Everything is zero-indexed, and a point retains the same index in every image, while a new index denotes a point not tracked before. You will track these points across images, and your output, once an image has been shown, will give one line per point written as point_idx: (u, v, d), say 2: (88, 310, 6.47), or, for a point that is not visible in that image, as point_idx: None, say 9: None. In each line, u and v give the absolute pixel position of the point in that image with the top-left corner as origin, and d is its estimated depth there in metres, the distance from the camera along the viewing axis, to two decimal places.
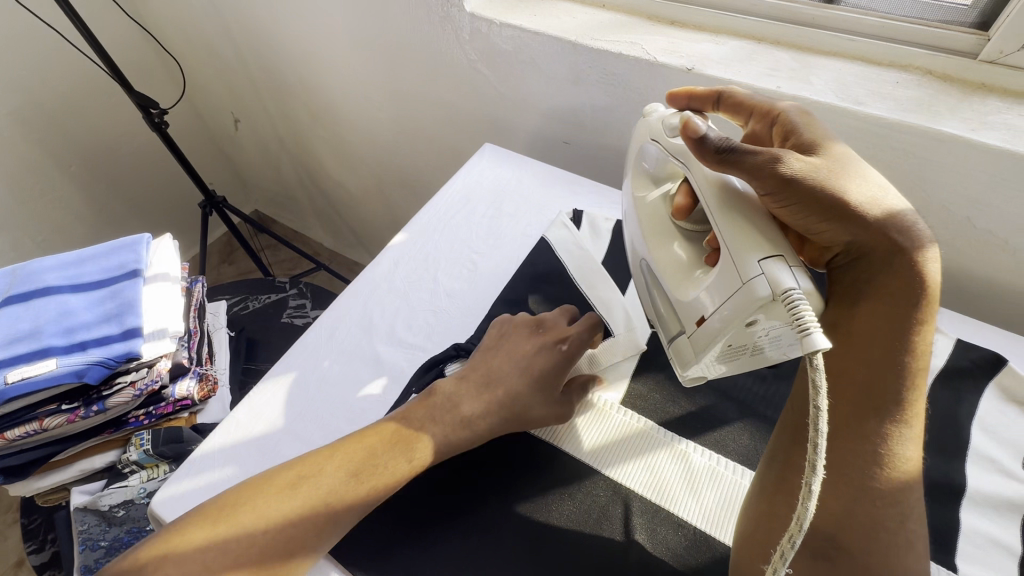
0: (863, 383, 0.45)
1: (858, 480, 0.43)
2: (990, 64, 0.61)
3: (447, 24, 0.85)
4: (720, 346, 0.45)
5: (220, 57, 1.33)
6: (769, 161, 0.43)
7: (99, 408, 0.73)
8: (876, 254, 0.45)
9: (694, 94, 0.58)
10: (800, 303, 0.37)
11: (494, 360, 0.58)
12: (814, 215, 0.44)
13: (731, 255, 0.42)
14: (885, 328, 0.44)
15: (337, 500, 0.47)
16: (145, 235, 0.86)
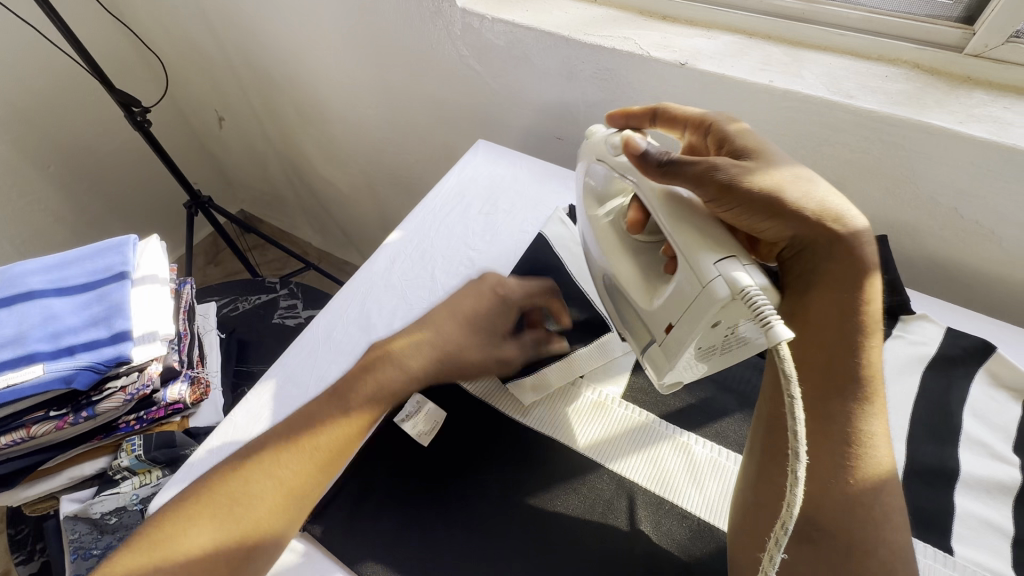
0: (824, 365, 0.47)
1: (836, 457, 0.45)
2: (976, 57, 0.62)
3: (437, 19, 0.85)
4: (691, 353, 0.45)
5: (202, 54, 1.30)
6: (707, 170, 0.46)
7: (88, 414, 0.71)
8: (818, 243, 0.47)
9: (631, 113, 0.61)
10: (756, 299, 0.37)
11: (439, 314, 0.60)
12: (756, 215, 0.46)
13: (687, 261, 0.43)
14: (837, 311, 0.47)
15: (287, 464, 0.50)
16: (132, 236, 0.84)
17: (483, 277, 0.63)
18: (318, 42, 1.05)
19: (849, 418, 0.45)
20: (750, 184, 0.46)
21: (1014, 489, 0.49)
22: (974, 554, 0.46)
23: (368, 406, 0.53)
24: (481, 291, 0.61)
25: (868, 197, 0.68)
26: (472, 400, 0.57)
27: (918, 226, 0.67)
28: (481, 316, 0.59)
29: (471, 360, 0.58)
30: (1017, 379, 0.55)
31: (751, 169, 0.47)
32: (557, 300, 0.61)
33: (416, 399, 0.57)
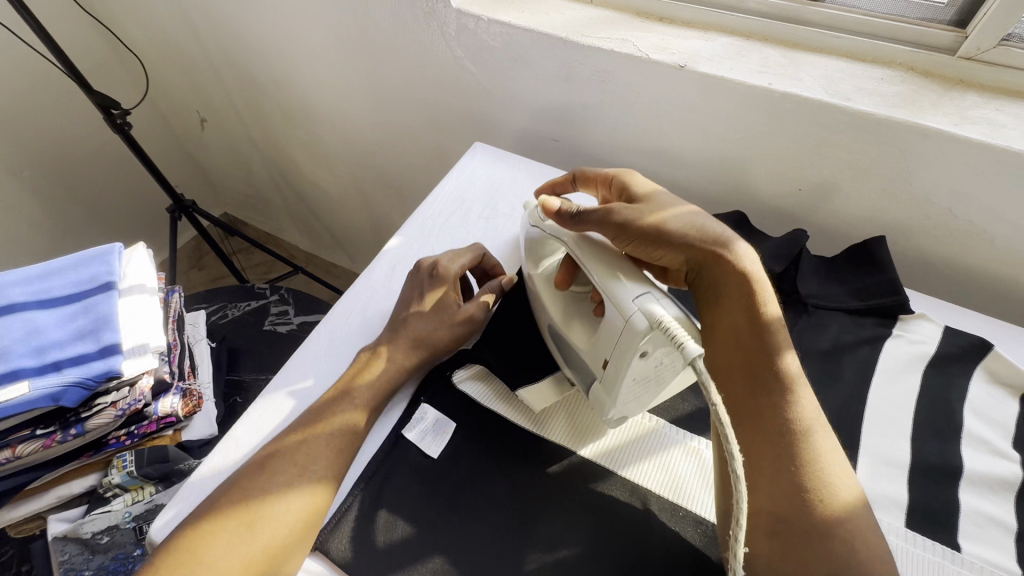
0: (741, 366, 0.49)
1: (774, 451, 0.45)
2: (968, 60, 0.63)
3: (431, 20, 0.83)
4: (627, 386, 0.48)
5: (184, 53, 1.26)
6: (603, 215, 0.55)
7: (78, 431, 0.69)
8: (710, 254, 0.52)
9: (555, 182, 0.68)
10: (670, 325, 0.42)
11: (397, 313, 0.59)
12: (657, 248, 0.53)
13: (611, 302, 0.47)
14: (744, 313, 0.50)
15: (309, 455, 0.49)
16: (117, 244, 0.81)
17: (418, 266, 0.63)
18: (305, 42, 1.03)
19: (777, 410, 0.46)
20: (642, 222, 0.53)
21: (1015, 484, 0.50)
22: (980, 550, 0.47)
23: (371, 393, 0.53)
24: (425, 276, 0.61)
25: (864, 198, 0.69)
26: (483, 409, 0.56)
27: (913, 226, 0.68)
28: (436, 296, 0.59)
29: (441, 337, 0.58)
30: (1013, 376, 0.56)
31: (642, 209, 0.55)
32: (486, 252, 0.64)
33: (425, 410, 0.56)
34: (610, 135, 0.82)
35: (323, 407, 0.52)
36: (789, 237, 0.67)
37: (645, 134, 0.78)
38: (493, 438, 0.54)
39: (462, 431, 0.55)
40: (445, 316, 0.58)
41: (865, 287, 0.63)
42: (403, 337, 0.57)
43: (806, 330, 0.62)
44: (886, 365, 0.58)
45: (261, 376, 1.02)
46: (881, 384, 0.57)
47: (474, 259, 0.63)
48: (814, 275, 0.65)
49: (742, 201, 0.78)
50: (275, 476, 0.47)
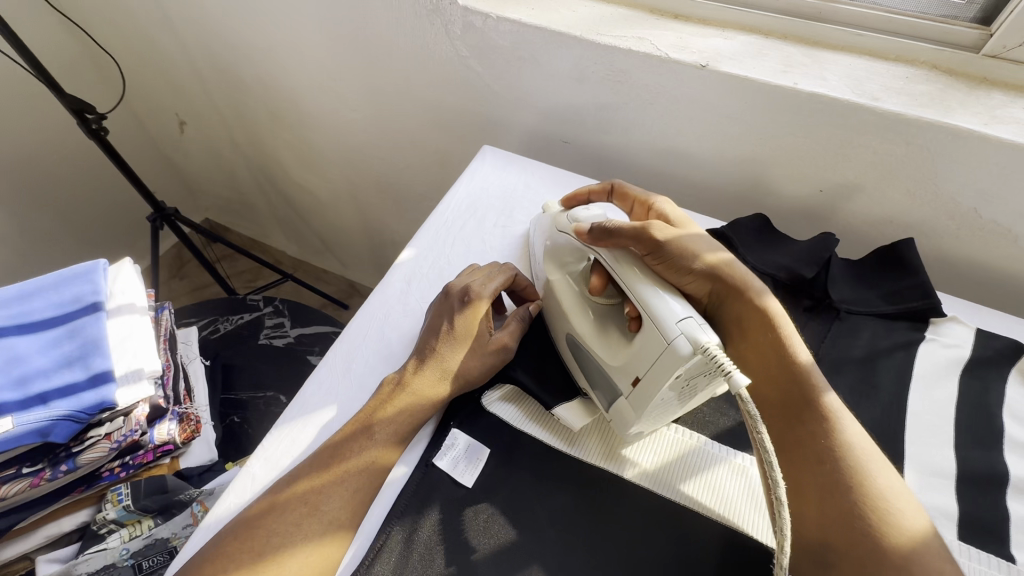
0: (772, 399, 0.48)
1: (816, 477, 0.43)
2: (993, 58, 0.62)
3: (435, 18, 0.80)
4: (656, 406, 0.46)
5: (162, 53, 1.19)
6: (641, 229, 0.52)
7: (69, 468, 0.63)
8: (728, 289, 0.52)
9: (591, 190, 0.66)
10: (717, 353, 0.41)
11: (427, 338, 0.54)
12: (685, 271, 0.52)
13: (653, 320, 0.45)
14: (769, 346, 0.50)
15: (323, 498, 0.45)
16: (102, 260, 0.76)
17: (447, 289, 0.57)
18: (296, 41, 0.97)
19: (815, 436, 0.45)
20: (674, 243, 0.52)
21: None
22: None
23: (393, 428, 0.49)
24: (456, 302, 0.55)
25: (887, 198, 0.68)
26: (517, 431, 0.53)
27: (936, 227, 0.68)
28: (469, 325, 0.54)
29: (474, 370, 0.54)
30: None
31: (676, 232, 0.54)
32: (518, 274, 0.60)
33: (456, 436, 0.53)
34: (624, 137, 0.79)
35: (341, 443, 0.49)
36: (817, 241, 0.65)
37: (662, 136, 0.76)
38: (529, 462, 0.52)
39: (495, 457, 0.52)
40: (479, 347, 0.54)
41: (896, 290, 0.62)
42: (433, 369, 0.52)
43: (839, 335, 0.60)
44: (922, 370, 0.57)
45: (258, 395, 0.97)
46: (920, 390, 0.56)
47: (506, 282, 0.58)
48: (843, 280, 0.64)
49: (761, 202, 0.77)
50: (287, 520, 0.44)
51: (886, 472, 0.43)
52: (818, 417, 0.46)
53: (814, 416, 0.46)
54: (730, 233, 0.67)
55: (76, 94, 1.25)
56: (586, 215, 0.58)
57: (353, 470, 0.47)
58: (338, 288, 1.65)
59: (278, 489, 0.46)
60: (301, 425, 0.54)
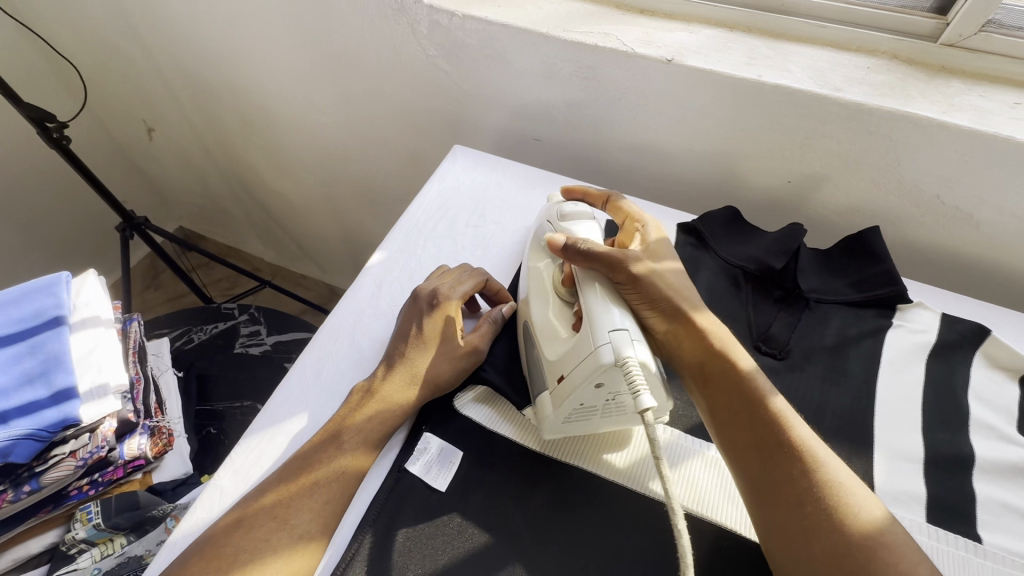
0: (743, 440, 0.46)
1: (799, 521, 0.42)
2: (950, 47, 0.64)
3: (401, 17, 0.79)
4: (575, 407, 0.48)
5: (125, 59, 1.16)
6: (621, 258, 0.52)
7: (32, 488, 0.61)
8: (685, 332, 0.52)
9: (588, 193, 0.66)
10: (635, 370, 0.43)
11: (397, 343, 0.55)
12: (649, 305, 0.52)
13: (595, 321, 0.48)
14: (732, 386, 0.48)
15: (291, 512, 0.44)
16: (64, 273, 0.73)
17: (416, 293, 0.58)
18: (262, 44, 0.95)
19: (792, 475, 0.43)
20: (651, 275, 0.52)
21: None
22: (1000, 540, 0.47)
23: (363, 437, 0.49)
24: (425, 306, 0.56)
25: (853, 187, 0.69)
26: (491, 433, 0.53)
27: (901, 214, 0.69)
28: (437, 330, 0.55)
29: (445, 375, 0.54)
30: (1013, 360, 0.56)
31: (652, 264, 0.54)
32: (489, 278, 0.60)
33: (428, 440, 0.52)
34: (595, 133, 0.79)
35: (310, 452, 0.48)
36: (785, 232, 0.66)
37: (632, 131, 0.76)
38: (504, 463, 0.51)
39: (469, 459, 0.51)
40: (449, 352, 0.54)
41: (862, 278, 0.63)
42: (402, 374, 0.52)
43: (809, 325, 0.61)
44: (889, 356, 0.58)
45: (235, 404, 0.95)
46: (888, 376, 0.57)
47: (476, 286, 0.58)
48: (812, 269, 0.65)
49: (732, 195, 0.77)
50: (255, 537, 0.43)
51: (866, 503, 0.42)
52: (792, 457, 0.44)
53: (788, 455, 0.44)
54: (701, 226, 0.68)
55: (37, 103, 1.22)
56: (571, 209, 0.60)
57: (323, 479, 0.46)
58: (318, 293, 1.63)
59: (246, 503, 0.45)
60: (270, 435, 0.53)
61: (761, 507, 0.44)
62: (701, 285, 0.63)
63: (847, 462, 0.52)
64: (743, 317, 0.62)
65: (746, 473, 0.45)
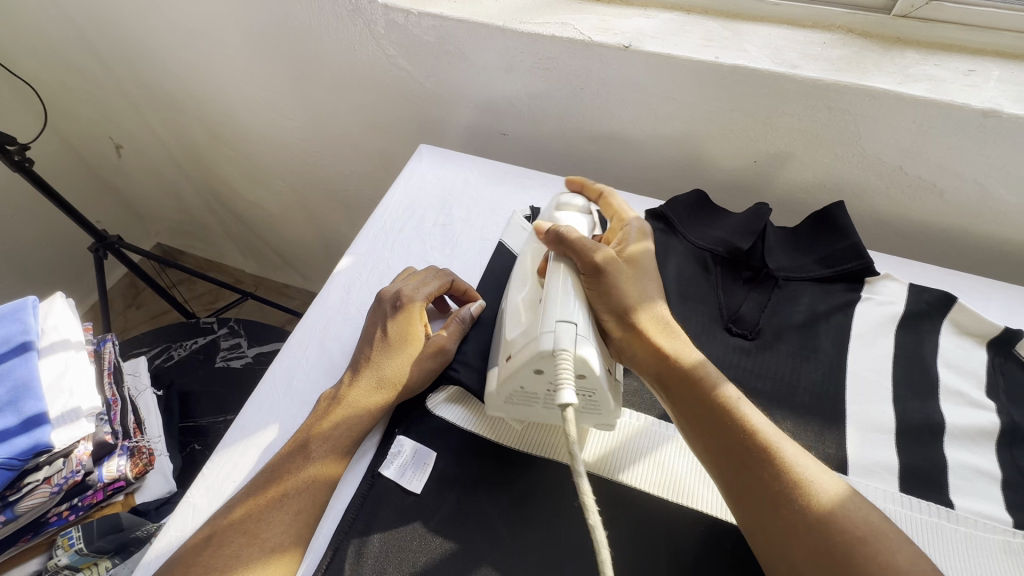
0: (715, 449, 0.46)
1: (777, 523, 0.42)
2: (904, 18, 0.64)
3: (358, 18, 0.78)
4: (515, 390, 0.49)
5: (83, 76, 1.14)
6: (590, 248, 0.52)
7: (8, 517, 0.60)
8: (642, 344, 0.51)
9: (586, 184, 0.65)
10: (564, 365, 0.44)
11: (364, 348, 0.55)
12: (608, 309, 0.52)
13: (549, 308, 0.48)
14: (693, 393, 0.48)
15: (258, 527, 0.44)
16: (31, 297, 0.71)
17: (381, 296, 0.58)
18: (220, 54, 0.94)
19: (762, 478, 0.43)
20: (614, 276, 0.52)
21: (995, 432, 0.51)
22: (973, 504, 0.48)
23: (331, 446, 0.49)
24: (389, 308, 0.56)
25: (819, 163, 0.69)
26: (464, 432, 0.53)
27: (866, 186, 0.69)
28: (403, 332, 0.55)
29: (413, 378, 0.54)
30: (979, 326, 0.57)
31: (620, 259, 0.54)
32: (455, 279, 0.60)
33: (402, 442, 0.52)
34: (560, 123, 0.79)
35: (279, 463, 0.48)
36: (751, 212, 0.66)
37: (598, 119, 0.76)
38: (479, 461, 0.51)
39: (443, 458, 0.51)
40: (417, 354, 0.54)
41: (830, 254, 0.63)
42: (366, 380, 0.53)
43: (780, 303, 0.61)
44: (859, 329, 0.59)
45: (219, 419, 0.95)
46: (858, 349, 0.57)
47: (442, 286, 0.59)
48: (779, 247, 0.65)
49: (702, 178, 0.77)
50: (225, 553, 0.43)
51: (836, 496, 0.42)
52: (760, 459, 0.44)
53: (757, 458, 0.44)
54: (669, 211, 0.67)
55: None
56: (569, 200, 0.61)
57: (292, 490, 0.46)
58: (302, 302, 1.62)
59: (216, 520, 0.46)
60: (243, 448, 0.53)
61: (740, 513, 0.44)
62: (670, 271, 0.63)
63: (821, 437, 0.53)
64: (713, 300, 0.62)
65: (725, 483, 0.45)
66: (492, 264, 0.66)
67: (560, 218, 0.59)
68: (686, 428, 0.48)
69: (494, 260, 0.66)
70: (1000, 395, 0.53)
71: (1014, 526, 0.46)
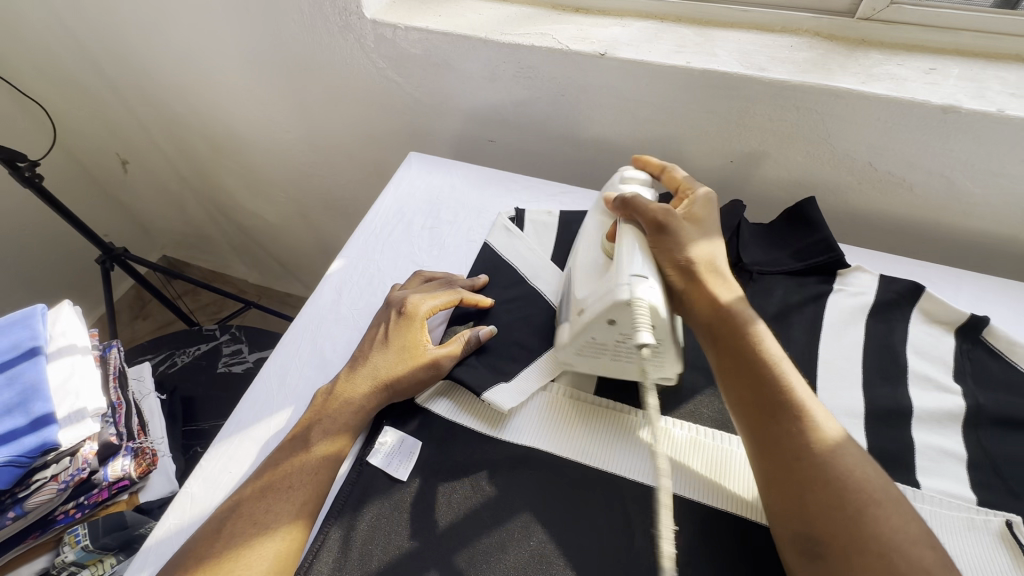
0: (752, 402, 0.48)
1: (796, 475, 0.43)
2: (867, 21, 0.67)
3: (348, 34, 0.81)
4: (586, 343, 0.53)
5: (91, 95, 1.18)
6: (654, 209, 0.56)
7: (17, 513, 0.63)
8: (698, 292, 0.53)
9: (649, 163, 0.68)
10: (641, 313, 0.48)
11: (371, 347, 0.58)
12: (669, 260, 0.54)
13: (621, 264, 0.52)
14: (738, 344, 0.50)
15: (267, 510, 0.47)
16: (40, 304, 0.74)
17: (389, 300, 0.62)
18: (220, 71, 0.98)
19: (792, 432, 0.45)
20: (678, 233, 0.55)
21: (961, 415, 0.53)
22: (939, 483, 0.49)
23: (330, 439, 0.52)
24: (394, 312, 0.60)
25: (793, 161, 0.72)
26: (451, 422, 0.55)
27: (837, 183, 0.71)
28: (403, 335, 0.58)
29: (403, 379, 0.55)
30: (947, 314, 0.59)
31: (684, 223, 0.57)
32: (465, 296, 0.62)
33: (387, 433, 0.55)
34: (544, 129, 0.82)
35: (279, 455, 0.51)
36: (727, 210, 0.69)
37: (579, 125, 0.79)
38: (465, 449, 0.54)
39: (429, 447, 0.54)
40: (409, 358, 0.56)
41: (803, 248, 0.65)
42: (364, 378, 0.55)
43: (755, 295, 0.63)
44: (832, 320, 0.60)
45: (221, 422, 0.98)
46: (830, 338, 0.59)
47: (450, 302, 0.61)
48: (755, 243, 0.67)
49: None
50: (232, 537, 0.46)
51: (857, 462, 0.43)
52: (793, 415, 0.46)
53: (788, 414, 0.46)
54: None
55: (10, 145, 1.24)
56: (630, 176, 0.64)
57: (296, 480, 0.49)
58: None
59: (224, 506, 0.49)
60: (238, 442, 0.56)
61: (762, 464, 0.45)
62: None
63: None
64: None
65: (755, 433, 0.47)
66: (479, 265, 0.68)
67: (627, 187, 0.62)
68: (727, 381, 0.50)
69: (480, 260, 0.69)
70: (968, 380, 0.55)
71: (977, 504, 0.48)
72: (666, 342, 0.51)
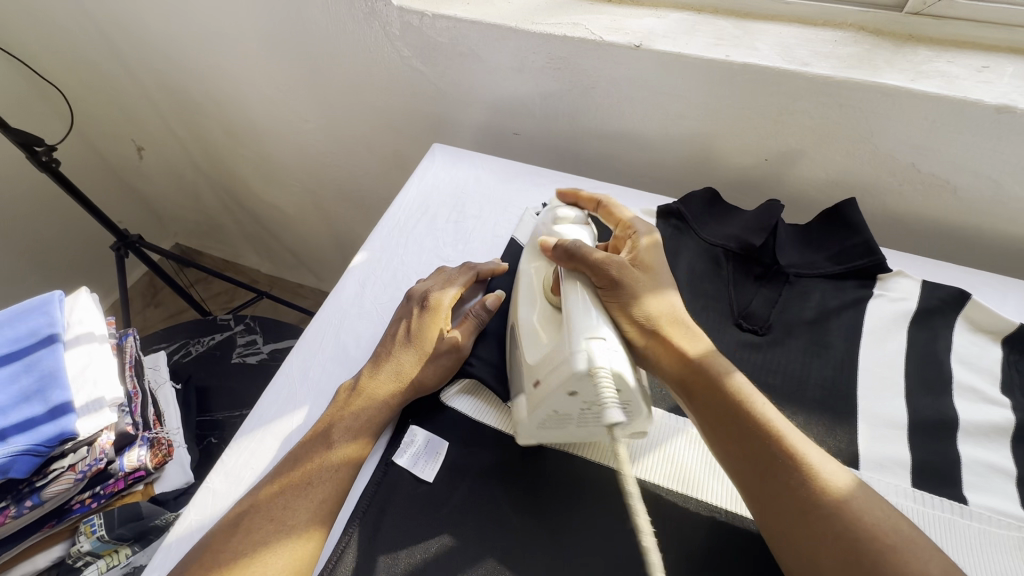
0: (740, 455, 0.45)
1: (803, 529, 0.41)
2: (915, 15, 0.64)
3: (373, 21, 0.80)
4: (548, 415, 0.48)
5: (108, 80, 1.17)
6: (604, 263, 0.52)
7: (34, 502, 0.62)
8: (664, 349, 0.50)
9: (580, 195, 0.64)
10: (605, 384, 0.44)
11: (386, 347, 0.56)
12: (627, 316, 0.51)
13: (575, 325, 0.48)
14: (713, 396, 0.47)
15: (286, 512, 0.46)
16: (57, 291, 0.73)
17: (409, 294, 0.60)
18: (240, 56, 0.97)
19: (790, 484, 0.42)
20: (632, 286, 0.52)
21: (1010, 429, 0.50)
22: (987, 500, 0.47)
23: (352, 438, 0.51)
24: (416, 307, 0.58)
25: (831, 161, 0.69)
26: (477, 423, 0.54)
27: (877, 184, 0.69)
28: (427, 330, 0.56)
29: (428, 375, 0.55)
30: (994, 322, 0.56)
31: (636, 273, 0.53)
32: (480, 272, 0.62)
33: (414, 432, 0.53)
34: (572, 122, 0.80)
35: (301, 452, 0.50)
36: (763, 209, 0.67)
37: (608, 119, 0.77)
38: (492, 452, 0.52)
39: (455, 447, 0.52)
40: (434, 352, 0.55)
41: (841, 251, 0.63)
42: (387, 374, 0.54)
43: (790, 299, 0.61)
44: (873, 325, 0.58)
45: (235, 414, 0.97)
46: (870, 345, 0.57)
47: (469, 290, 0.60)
48: (791, 244, 0.65)
49: (712, 176, 0.77)
50: (254, 537, 0.44)
51: (869, 503, 0.41)
52: (787, 464, 0.43)
53: (783, 463, 0.43)
54: (682, 207, 0.68)
55: (27, 129, 1.23)
56: (564, 214, 0.61)
57: (317, 478, 0.48)
58: (316, 301, 1.64)
59: (243, 504, 0.47)
60: (261, 436, 0.55)
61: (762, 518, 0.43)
62: (681, 267, 0.64)
63: (832, 431, 0.53)
64: (725, 297, 0.62)
65: (746, 487, 0.44)
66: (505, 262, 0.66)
67: (560, 231, 0.59)
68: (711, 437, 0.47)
69: (506, 256, 0.67)
70: (1016, 392, 0.53)
71: None
72: (633, 404, 0.46)
